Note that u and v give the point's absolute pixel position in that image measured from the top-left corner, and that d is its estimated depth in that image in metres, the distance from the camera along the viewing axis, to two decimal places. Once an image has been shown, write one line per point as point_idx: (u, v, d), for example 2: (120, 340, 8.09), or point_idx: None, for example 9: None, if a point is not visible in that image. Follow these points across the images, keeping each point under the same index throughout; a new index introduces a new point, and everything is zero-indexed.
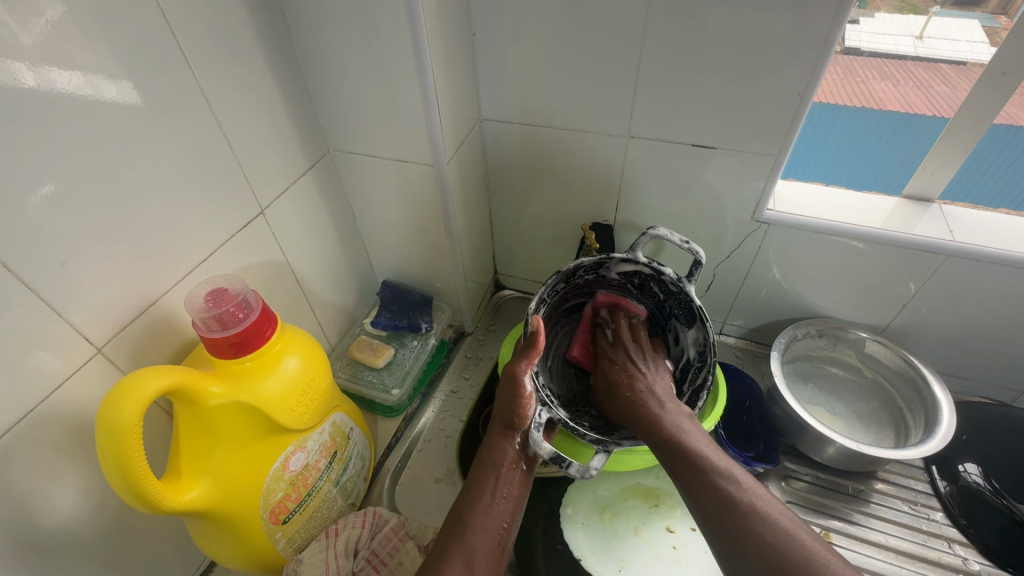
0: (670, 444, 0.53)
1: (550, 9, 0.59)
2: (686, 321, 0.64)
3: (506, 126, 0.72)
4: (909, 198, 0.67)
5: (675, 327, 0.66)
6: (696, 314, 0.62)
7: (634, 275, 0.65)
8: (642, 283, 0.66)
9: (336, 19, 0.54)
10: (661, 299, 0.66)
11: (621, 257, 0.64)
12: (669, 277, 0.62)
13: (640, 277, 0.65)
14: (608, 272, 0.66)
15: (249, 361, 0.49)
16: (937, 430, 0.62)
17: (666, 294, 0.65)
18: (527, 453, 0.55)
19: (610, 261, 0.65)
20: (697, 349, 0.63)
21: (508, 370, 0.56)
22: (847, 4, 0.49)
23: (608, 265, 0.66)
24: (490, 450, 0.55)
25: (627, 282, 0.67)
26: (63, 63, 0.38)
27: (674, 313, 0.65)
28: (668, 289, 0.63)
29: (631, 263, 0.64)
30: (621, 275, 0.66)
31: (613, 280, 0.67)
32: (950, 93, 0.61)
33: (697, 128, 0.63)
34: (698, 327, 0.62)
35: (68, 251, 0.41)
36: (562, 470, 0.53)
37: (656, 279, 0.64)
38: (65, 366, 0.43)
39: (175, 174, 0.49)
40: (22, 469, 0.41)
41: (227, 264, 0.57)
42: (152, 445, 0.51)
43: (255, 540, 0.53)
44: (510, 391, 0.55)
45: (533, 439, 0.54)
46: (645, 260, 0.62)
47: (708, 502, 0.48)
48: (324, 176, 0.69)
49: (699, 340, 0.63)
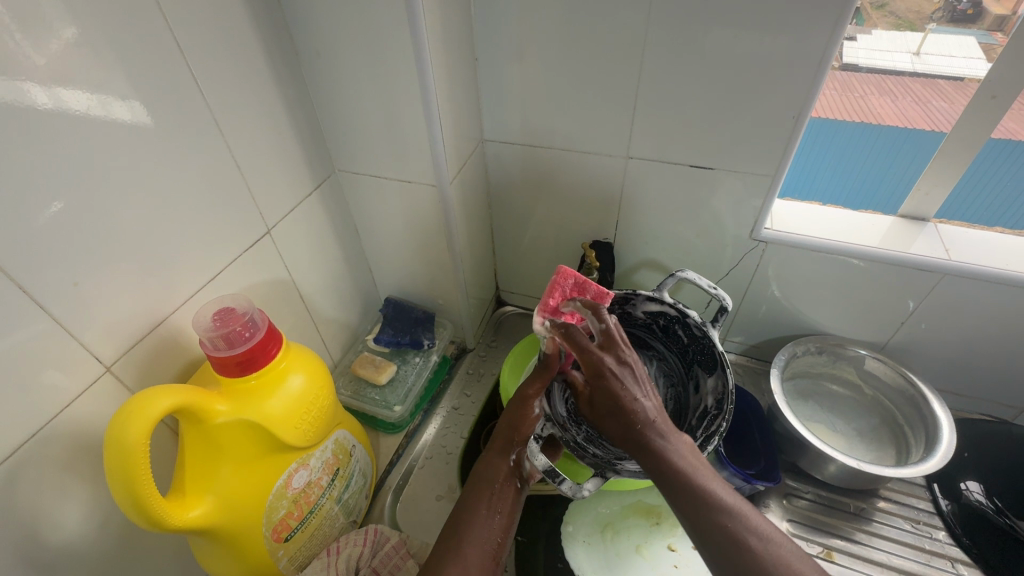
0: (678, 488, 0.43)
1: (550, 32, 0.60)
2: (707, 368, 0.64)
3: (507, 146, 0.74)
4: (904, 217, 0.69)
5: (697, 374, 0.66)
6: (717, 358, 0.62)
7: (659, 316, 0.67)
8: (667, 325, 0.67)
9: (343, 43, 0.56)
10: (685, 343, 0.67)
11: (650, 295, 0.67)
12: (691, 319, 0.64)
13: (666, 319, 0.67)
14: (635, 310, 0.69)
15: (254, 380, 0.50)
16: (938, 447, 0.62)
17: (689, 339, 0.66)
18: (521, 471, 0.53)
19: (637, 296, 0.68)
20: (715, 397, 0.62)
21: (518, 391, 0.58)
22: (838, 30, 0.51)
23: (635, 302, 0.68)
24: (484, 464, 0.53)
25: (652, 323, 0.69)
26: (75, 85, 0.40)
27: (697, 359, 0.65)
28: (692, 333, 0.65)
29: (658, 302, 0.66)
30: (646, 314, 0.68)
31: (639, 320, 0.70)
32: (948, 109, 0.60)
33: (695, 148, 0.64)
34: (718, 373, 0.62)
35: (80, 271, 0.42)
36: (555, 486, 0.53)
37: (681, 321, 0.66)
38: (75, 384, 0.44)
39: (184, 193, 0.50)
40: (30, 487, 0.42)
41: (233, 282, 0.58)
42: (157, 463, 0.51)
43: (256, 557, 0.53)
44: (518, 410, 0.56)
45: (532, 451, 0.54)
46: (670, 301, 0.65)
47: (684, 507, 0.42)
48: (329, 195, 0.70)
49: (718, 387, 0.62)
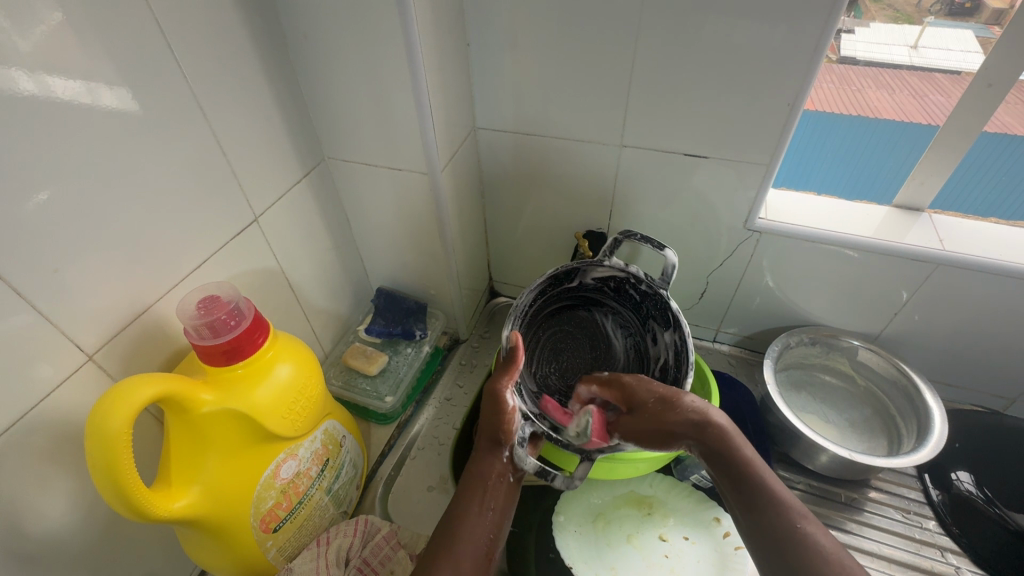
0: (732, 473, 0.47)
1: (544, 18, 0.59)
2: (662, 323, 0.65)
3: (500, 134, 0.73)
4: (899, 207, 0.68)
5: (653, 328, 0.66)
6: (672, 316, 0.62)
7: (610, 279, 0.67)
8: (619, 286, 0.67)
9: (332, 29, 0.55)
10: (638, 301, 0.67)
11: (600, 261, 0.65)
12: (639, 277, 0.64)
13: (616, 281, 0.67)
14: (583, 279, 0.68)
15: (240, 369, 0.49)
16: (929, 438, 0.62)
17: (642, 296, 0.66)
18: (515, 466, 0.53)
19: (585, 266, 0.66)
20: (672, 351, 0.63)
21: (489, 387, 0.56)
22: (837, 16, 0.50)
23: (583, 271, 0.67)
24: (476, 464, 0.53)
25: (603, 286, 0.69)
26: (58, 71, 0.39)
27: (652, 314, 0.66)
28: (643, 292, 0.65)
29: (607, 266, 0.65)
30: (596, 280, 0.68)
31: (589, 287, 0.69)
32: (945, 101, 0.61)
33: (689, 137, 0.63)
34: (673, 329, 0.63)
35: (60, 258, 0.41)
36: (547, 483, 0.54)
37: (632, 282, 0.66)
38: (57, 373, 0.43)
39: (170, 181, 0.49)
40: (8, 478, 0.41)
41: (221, 271, 0.57)
42: (142, 453, 0.51)
43: (244, 547, 0.53)
44: (492, 407, 0.54)
45: (519, 456, 0.53)
46: (620, 264, 0.64)
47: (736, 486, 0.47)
48: (319, 182, 0.69)
49: (675, 342, 0.63)
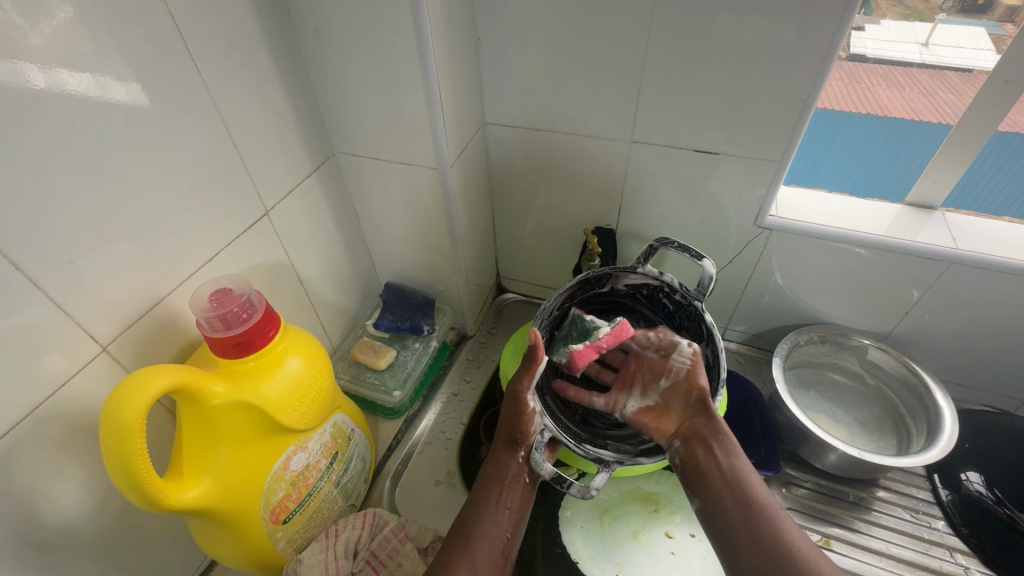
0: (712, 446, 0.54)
1: (554, 12, 0.59)
2: (696, 337, 0.63)
3: (510, 130, 0.72)
4: (912, 206, 0.68)
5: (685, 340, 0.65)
6: (706, 330, 0.61)
7: (642, 287, 0.66)
8: (652, 295, 0.66)
9: (342, 22, 0.55)
10: (672, 311, 0.66)
11: (633, 268, 0.64)
12: (672, 285, 0.62)
13: (649, 289, 0.66)
14: (614, 285, 0.67)
15: (252, 361, 0.49)
16: (940, 438, 0.62)
17: (675, 307, 0.65)
18: (532, 468, 0.54)
19: (617, 271, 0.65)
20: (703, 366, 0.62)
21: (512, 387, 0.57)
22: (851, 11, 0.50)
23: (617, 277, 0.66)
24: (493, 463, 0.55)
25: (635, 294, 0.68)
26: (71, 64, 0.39)
27: (685, 326, 0.65)
28: (678, 302, 0.64)
29: (640, 274, 0.64)
30: (628, 287, 0.67)
31: (620, 293, 0.68)
32: (956, 101, 0.59)
33: (700, 134, 0.63)
34: (705, 344, 0.62)
35: (73, 250, 0.42)
36: (561, 489, 0.53)
37: (666, 292, 0.64)
38: (71, 364, 0.44)
39: (182, 175, 0.49)
40: (26, 466, 0.42)
41: (231, 264, 0.57)
42: (156, 444, 0.51)
43: (254, 538, 0.53)
44: (513, 407, 0.56)
45: (536, 460, 0.54)
46: (654, 273, 0.63)
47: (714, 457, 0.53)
48: (329, 177, 0.69)
49: (707, 356, 0.61)
